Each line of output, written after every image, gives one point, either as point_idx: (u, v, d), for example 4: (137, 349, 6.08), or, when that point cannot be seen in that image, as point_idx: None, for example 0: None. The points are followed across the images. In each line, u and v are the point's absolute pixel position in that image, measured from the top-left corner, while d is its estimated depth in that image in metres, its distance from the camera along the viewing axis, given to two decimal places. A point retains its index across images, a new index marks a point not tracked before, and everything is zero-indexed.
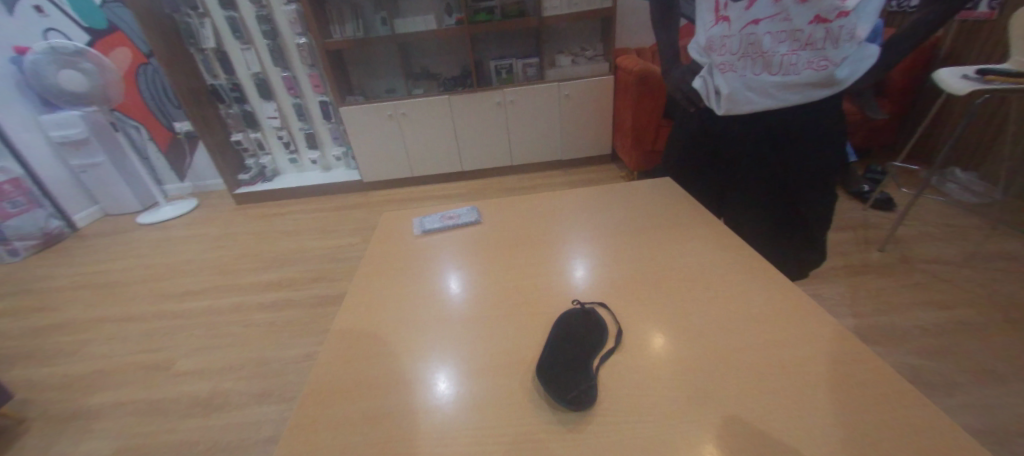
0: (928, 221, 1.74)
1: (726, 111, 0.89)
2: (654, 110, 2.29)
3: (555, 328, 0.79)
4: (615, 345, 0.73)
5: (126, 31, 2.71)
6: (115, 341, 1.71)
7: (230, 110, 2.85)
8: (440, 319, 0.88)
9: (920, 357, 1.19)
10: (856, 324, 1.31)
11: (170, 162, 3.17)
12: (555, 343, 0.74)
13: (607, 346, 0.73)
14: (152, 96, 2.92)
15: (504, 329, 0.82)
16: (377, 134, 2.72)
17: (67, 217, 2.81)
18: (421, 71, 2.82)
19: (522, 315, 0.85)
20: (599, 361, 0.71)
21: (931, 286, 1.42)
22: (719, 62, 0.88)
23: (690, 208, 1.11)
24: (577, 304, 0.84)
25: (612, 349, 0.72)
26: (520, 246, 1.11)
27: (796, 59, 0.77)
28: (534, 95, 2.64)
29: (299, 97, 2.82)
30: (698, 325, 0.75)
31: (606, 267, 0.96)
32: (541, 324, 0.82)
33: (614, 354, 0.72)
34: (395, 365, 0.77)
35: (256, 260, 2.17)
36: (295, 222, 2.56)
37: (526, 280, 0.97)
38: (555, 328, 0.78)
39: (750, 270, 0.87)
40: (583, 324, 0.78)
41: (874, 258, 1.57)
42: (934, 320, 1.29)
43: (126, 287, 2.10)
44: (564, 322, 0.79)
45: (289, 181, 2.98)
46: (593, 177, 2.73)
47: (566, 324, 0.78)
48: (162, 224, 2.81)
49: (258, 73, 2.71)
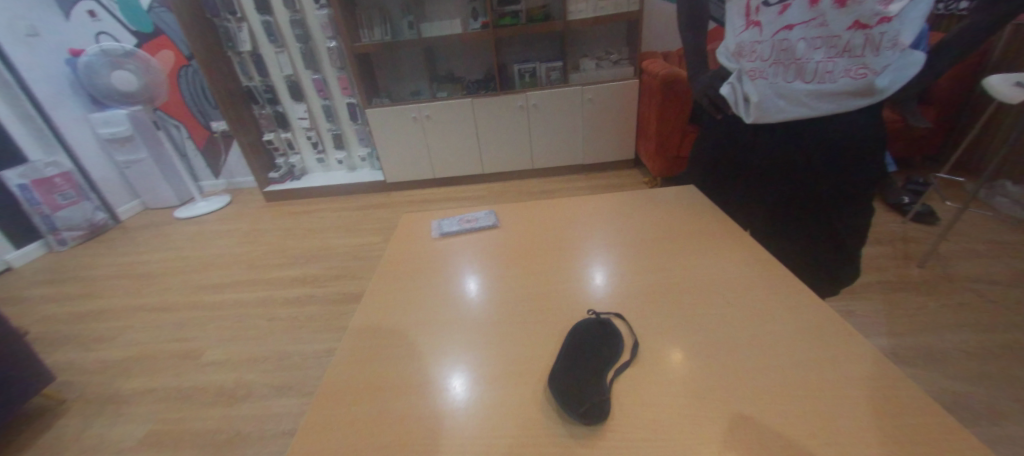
0: (974, 237, 1.63)
1: (754, 119, 0.87)
2: (680, 116, 2.24)
3: (569, 337, 0.77)
4: (630, 358, 0.71)
5: (169, 34, 2.87)
6: (150, 329, 1.80)
7: (263, 111, 2.97)
8: (456, 321, 0.88)
9: (962, 383, 1.11)
10: (891, 344, 1.24)
11: (206, 159, 3.32)
12: (568, 354, 0.73)
13: (623, 359, 0.71)
14: (192, 96, 3.07)
15: (518, 335, 0.81)
16: (401, 136, 2.77)
17: (112, 209, 2.98)
18: (446, 74, 2.85)
19: (536, 322, 0.84)
20: (614, 374, 0.69)
21: (977, 307, 1.33)
22: (749, 68, 0.86)
23: (715, 219, 1.08)
24: (592, 313, 0.83)
25: (627, 362, 0.71)
26: (536, 252, 1.10)
27: (832, 66, 0.74)
28: (557, 99, 2.63)
29: (328, 98, 2.91)
30: (721, 340, 0.72)
31: (624, 276, 0.94)
32: (556, 331, 0.81)
33: (630, 367, 0.70)
34: (406, 369, 0.77)
35: (282, 256, 2.24)
36: (320, 220, 2.63)
37: (541, 286, 0.95)
38: (568, 338, 0.77)
39: (776, 284, 0.84)
40: (597, 336, 0.76)
41: (913, 274, 1.49)
42: (979, 343, 1.21)
43: (162, 278, 2.21)
44: (578, 331, 0.78)
45: (315, 180, 3.07)
46: (615, 182, 2.69)
47: (580, 334, 0.77)
48: (196, 218, 2.94)
49: (291, 75, 2.81)
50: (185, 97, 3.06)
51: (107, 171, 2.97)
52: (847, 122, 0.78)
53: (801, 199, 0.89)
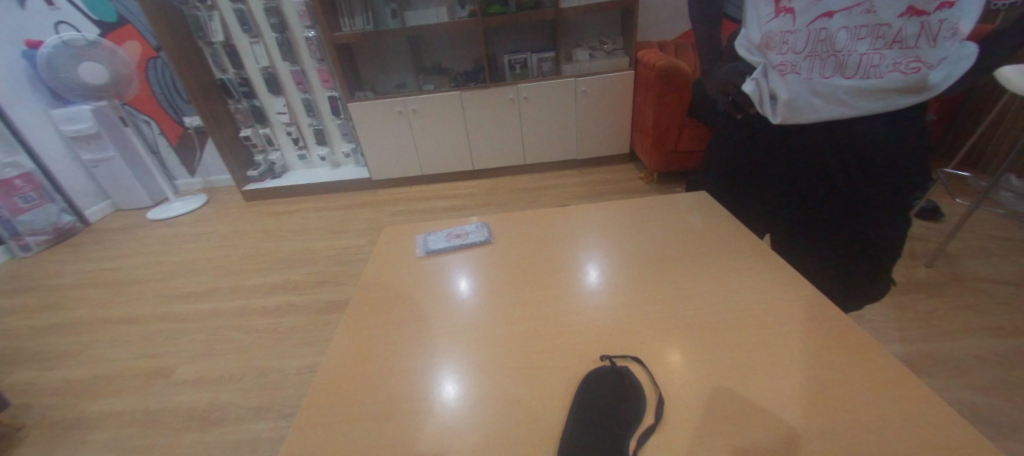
0: (979, 234, 1.59)
1: (782, 119, 0.79)
2: (678, 108, 2.16)
3: (580, 390, 0.66)
4: (653, 423, 0.60)
5: (135, 24, 2.67)
6: (118, 344, 1.68)
7: (239, 106, 2.80)
8: (446, 366, 0.74)
9: (980, 392, 1.06)
10: (903, 351, 1.18)
11: (180, 156, 3.13)
12: (580, 418, 0.61)
13: (647, 424, 0.60)
14: (162, 90, 2.88)
15: (519, 386, 0.68)
16: (386, 130, 2.64)
17: (79, 212, 2.80)
18: (432, 66, 2.71)
19: (538, 371, 0.70)
20: (636, 440, 0.58)
21: (991, 309, 1.28)
22: (777, 62, 0.77)
23: (730, 227, 1.00)
24: (607, 361, 0.70)
25: (650, 427, 0.59)
26: (535, 276, 0.95)
27: (879, 59, 0.66)
28: (550, 92, 2.52)
29: (308, 91, 2.74)
30: (752, 374, 0.65)
31: (636, 304, 0.82)
32: (564, 379, 0.69)
33: (661, 422, 0.60)
34: (379, 442, 0.62)
35: (262, 261, 2.12)
36: (301, 221, 2.50)
37: (541, 321, 0.81)
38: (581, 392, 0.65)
39: (797, 304, 0.77)
40: (613, 392, 0.65)
41: (921, 274, 1.44)
42: (996, 349, 1.16)
43: (133, 285, 2.07)
44: (593, 382, 0.67)
45: (297, 178, 2.93)
46: (609, 178, 2.60)
47: (596, 384, 0.66)
48: (169, 220, 2.78)
49: (267, 67, 2.64)
50: (155, 91, 2.87)
51: (73, 171, 2.79)
52: (887, 124, 0.72)
53: (833, 211, 0.83)
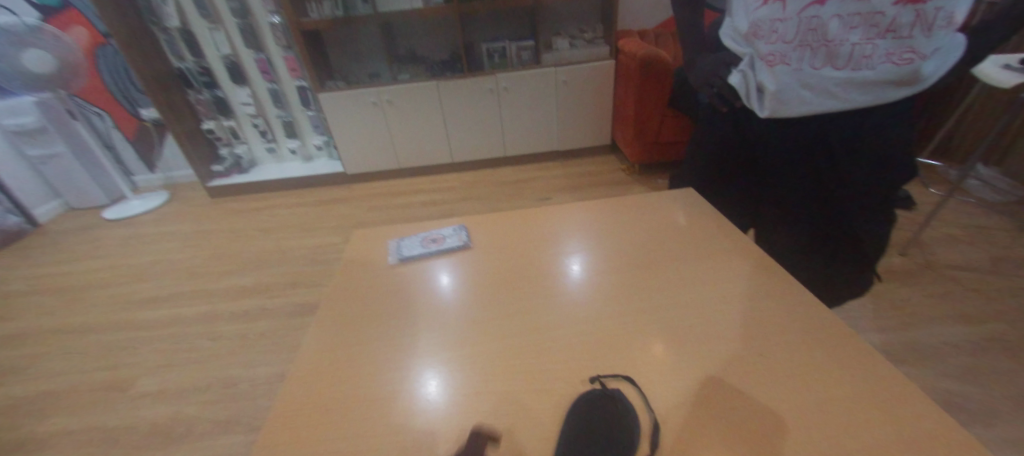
0: (950, 222, 1.63)
1: (770, 113, 0.77)
2: (660, 98, 2.14)
3: (569, 419, 0.58)
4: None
5: (78, 6, 2.41)
6: (70, 357, 1.56)
7: (200, 96, 2.62)
8: (426, 375, 0.68)
9: (955, 379, 1.08)
10: (881, 340, 1.20)
11: (138, 151, 2.93)
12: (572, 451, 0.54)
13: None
14: (114, 79, 2.65)
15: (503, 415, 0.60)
16: (361, 123, 2.53)
17: (27, 212, 2.61)
18: (407, 54, 2.61)
19: (524, 397, 0.62)
20: None
21: (962, 297, 1.31)
22: (766, 52, 0.75)
23: (715, 222, 0.96)
24: (598, 383, 0.63)
25: None
26: (518, 284, 0.87)
27: (871, 50, 0.64)
28: (530, 81, 2.46)
29: (274, 81, 2.59)
30: (742, 373, 0.62)
31: (625, 311, 0.76)
32: (552, 406, 0.61)
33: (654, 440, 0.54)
34: None
35: (229, 262, 2.01)
36: (272, 218, 2.39)
37: (527, 336, 0.73)
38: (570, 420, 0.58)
39: (784, 299, 0.75)
40: (604, 417, 0.57)
41: (896, 262, 1.47)
42: (967, 336, 1.18)
43: (87, 291, 1.94)
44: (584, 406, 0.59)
45: (266, 173, 2.78)
46: (591, 170, 2.57)
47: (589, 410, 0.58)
48: (128, 219, 2.61)
49: (229, 55, 2.48)
50: (106, 81, 2.64)
51: (18, 169, 2.58)
52: (876, 116, 0.70)
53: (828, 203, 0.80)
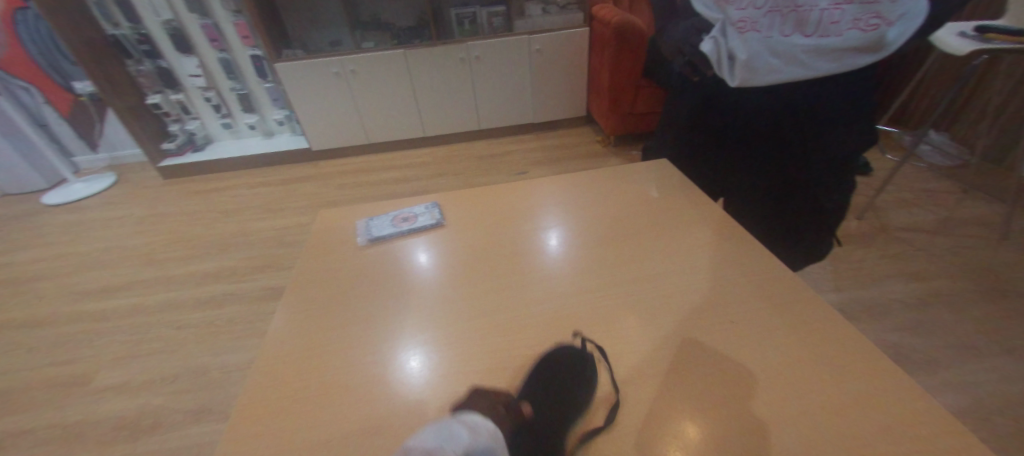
0: (902, 186, 1.73)
1: (741, 82, 0.74)
2: (634, 67, 2.11)
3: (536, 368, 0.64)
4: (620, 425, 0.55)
5: None
6: (20, 353, 1.46)
7: (141, 67, 2.40)
8: (407, 353, 0.68)
9: (902, 333, 1.17)
10: (838, 300, 1.28)
11: (76, 129, 2.69)
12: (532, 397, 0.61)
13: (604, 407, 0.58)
14: (39, 49, 2.37)
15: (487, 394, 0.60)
16: (324, 94, 2.39)
17: None
18: (371, 20, 2.44)
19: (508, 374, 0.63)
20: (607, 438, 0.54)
21: (910, 256, 1.40)
22: (736, 18, 0.73)
23: (686, 193, 0.97)
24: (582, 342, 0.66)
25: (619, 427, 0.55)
26: (494, 261, 0.85)
27: (839, 15, 0.65)
28: (502, 50, 2.37)
29: (225, 50, 2.39)
30: (712, 338, 0.64)
31: (600, 284, 0.77)
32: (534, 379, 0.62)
33: (620, 408, 0.57)
34: None
35: (190, 246, 1.90)
36: (235, 199, 2.27)
37: (507, 313, 0.73)
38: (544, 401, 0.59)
39: (754, 266, 0.76)
40: (568, 371, 0.63)
41: (853, 226, 1.55)
42: (912, 292, 1.28)
43: (31, 284, 1.80)
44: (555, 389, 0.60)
45: (224, 150, 2.62)
46: (566, 142, 2.56)
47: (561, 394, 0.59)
48: (71, 204, 2.41)
49: (171, 21, 2.26)
50: (29, 51, 2.36)
51: None
52: (838, 84, 0.71)
53: (792, 168, 0.82)
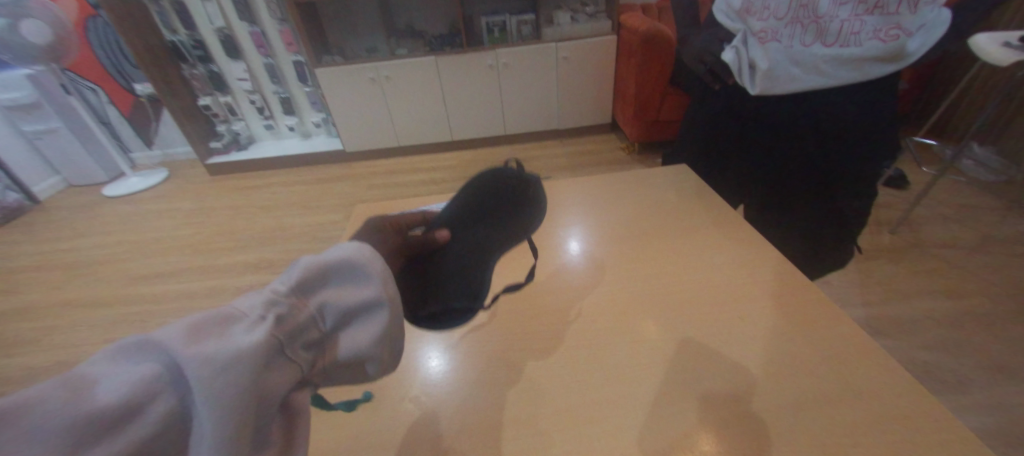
0: (940, 201, 1.66)
1: (761, 91, 0.77)
2: (660, 76, 2.12)
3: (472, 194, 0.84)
4: (627, 418, 0.58)
5: None
6: (81, 329, 1.61)
7: (195, 71, 2.58)
8: (428, 349, 0.72)
9: (934, 351, 1.13)
10: (865, 314, 1.25)
11: (135, 128, 2.92)
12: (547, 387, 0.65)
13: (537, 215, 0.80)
14: (107, 53, 2.60)
15: (502, 384, 0.65)
16: (358, 99, 2.50)
17: (27, 189, 2.61)
18: (405, 28, 2.55)
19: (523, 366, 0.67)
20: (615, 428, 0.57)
21: (946, 274, 1.35)
22: (757, 28, 0.75)
23: (706, 200, 0.99)
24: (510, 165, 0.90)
25: (626, 420, 0.58)
26: (514, 259, 0.90)
27: (859, 26, 0.67)
28: (530, 57, 2.42)
29: (270, 55, 2.56)
30: (725, 343, 0.67)
31: (614, 285, 0.80)
32: (548, 373, 0.66)
33: (628, 402, 0.60)
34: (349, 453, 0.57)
35: (231, 239, 2.03)
36: (272, 196, 2.41)
37: (524, 311, 0.78)
38: (555, 391, 0.63)
39: (768, 276, 0.78)
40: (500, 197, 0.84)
41: (885, 240, 1.50)
42: (946, 310, 1.23)
43: (91, 267, 1.97)
44: (565, 379, 0.65)
45: (265, 150, 2.78)
46: (589, 148, 2.58)
47: (572, 385, 0.64)
48: (128, 196, 2.62)
49: (222, 28, 2.43)
50: (98, 55, 2.60)
51: (14, 144, 2.58)
52: (854, 95, 0.73)
53: (810, 180, 0.83)
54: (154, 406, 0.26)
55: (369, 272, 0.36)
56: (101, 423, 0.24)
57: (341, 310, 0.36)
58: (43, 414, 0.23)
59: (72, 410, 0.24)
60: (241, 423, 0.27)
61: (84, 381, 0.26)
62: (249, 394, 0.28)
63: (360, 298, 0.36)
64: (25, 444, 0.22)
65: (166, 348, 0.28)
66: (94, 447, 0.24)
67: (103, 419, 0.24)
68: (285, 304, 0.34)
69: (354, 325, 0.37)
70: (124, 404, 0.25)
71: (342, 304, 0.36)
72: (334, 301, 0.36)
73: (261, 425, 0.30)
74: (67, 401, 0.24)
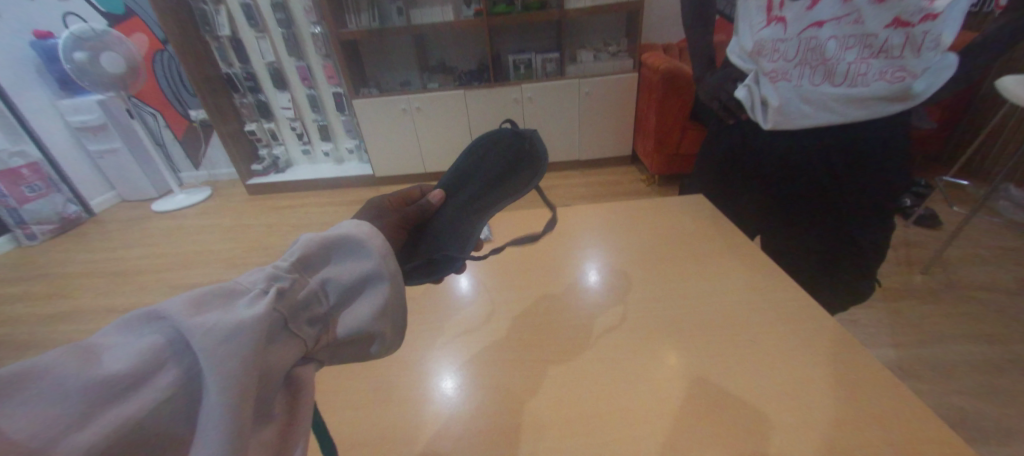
0: (976, 242, 1.61)
1: (773, 125, 0.83)
2: (681, 111, 2.18)
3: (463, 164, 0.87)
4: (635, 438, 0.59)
5: (142, 16, 2.66)
6: None
7: (245, 100, 2.82)
8: (444, 369, 0.74)
9: (973, 398, 1.07)
10: (896, 356, 1.20)
11: (185, 150, 3.16)
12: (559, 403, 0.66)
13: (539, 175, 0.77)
14: (169, 83, 2.88)
15: (515, 397, 0.67)
16: (391, 127, 2.65)
17: (85, 202, 2.83)
18: (437, 64, 2.73)
19: (535, 382, 0.70)
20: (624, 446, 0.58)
21: (985, 318, 1.29)
22: (768, 69, 0.81)
23: (723, 230, 1.00)
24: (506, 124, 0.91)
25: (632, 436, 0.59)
26: (532, 280, 0.94)
27: (866, 68, 0.71)
28: (554, 92, 2.54)
29: (313, 87, 2.77)
30: (739, 370, 0.67)
31: (625, 309, 0.83)
32: (560, 391, 0.68)
33: (636, 423, 0.61)
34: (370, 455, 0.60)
35: (264, 254, 2.14)
36: (305, 216, 2.53)
37: (539, 329, 0.80)
38: (566, 406, 0.65)
39: (786, 307, 0.78)
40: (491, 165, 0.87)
41: (917, 280, 1.45)
42: (986, 356, 1.17)
43: (136, 276, 2.10)
44: (575, 395, 0.67)
45: (300, 173, 2.96)
46: (610, 179, 2.62)
47: (581, 403, 0.65)
48: (174, 212, 2.81)
49: (273, 62, 2.65)
50: (161, 84, 2.87)
51: (80, 162, 2.84)
52: (865, 131, 0.75)
53: (825, 212, 0.84)
54: (163, 374, 0.28)
55: (368, 249, 0.42)
56: (111, 390, 0.26)
57: (340, 287, 0.41)
58: (52, 382, 0.25)
59: (83, 375, 0.26)
60: (246, 390, 0.30)
61: (94, 351, 0.28)
62: (254, 360, 0.31)
63: (358, 273, 0.42)
64: (29, 412, 0.24)
65: (172, 322, 0.30)
66: (104, 411, 0.26)
67: (113, 387, 0.26)
68: (287, 279, 0.39)
69: (353, 302, 0.42)
70: (137, 371, 0.27)
71: (342, 279, 0.41)
72: (333, 277, 0.41)
73: (266, 393, 0.33)
74: (75, 371, 0.26)
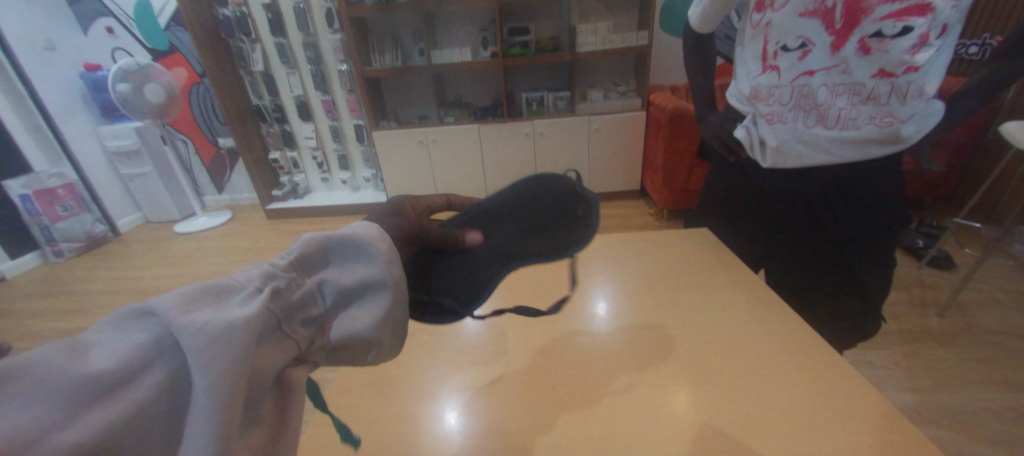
0: (992, 286, 1.58)
1: (771, 164, 0.87)
2: (688, 149, 2.24)
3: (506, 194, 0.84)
4: None
5: (184, 52, 2.88)
6: None
7: (271, 129, 2.97)
8: (450, 394, 0.76)
9: (998, 447, 1.03)
10: (915, 399, 1.16)
11: (211, 175, 3.31)
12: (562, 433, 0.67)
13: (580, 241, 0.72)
14: (201, 112, 3.06)
15: (519, 425, 0.68)
16: (408, 158, 2.76)
17: (113, 222, 2.94)
18: (454, 100, 2.87)
19: (537, 411, 0.71)
20: None
21: (1006, 363, 1.25)
22: (765, 112, 0.86)
23: (729, 265, 1.02)
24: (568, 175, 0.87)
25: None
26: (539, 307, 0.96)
27: (856, 113, 0.75)
28: (565, 128, 2.63)
29: (336, 119, 2.92)
30: (744, 406, 0.67)
31: (629, 339, 0.84)
32: (563, 421, 0.68)
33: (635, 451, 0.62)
34: None
35: None
36: None
37: (543, 359, 0.82)
38: (567, 434, 0.66)
39: (792, 343, 0.78)
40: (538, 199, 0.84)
41: (933, 322, 1.43)
42: (1009, 404, 1.13)
43: None
44: (575, 425, 0.68)
45: (318, 199, 3.06)
46: (618, 213, 2.66)
47: (581, 432, 0.66)
48: (195, 234, 2.91)
49: (300, 96, 2.83)
50: (194, 114, 3.06)
51: (111, 184, 2.98)
52: (858, 172, 0.79)
53: (828, 250, 0.86)
54: (150, 374, 0.25)
55: (372, 252, 0.40)
56: (94, 388, 0.22)
57: (339, 289, 0.39)
58: (35, 378, 0.21)
59: (69, 370, 0.22)
60: (235, 398, 0.26)
61: (76, 346, 0.24)
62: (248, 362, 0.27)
63: (359, 277, 0.40)
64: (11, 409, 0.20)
65: (162, 315, 0.26)
66: (89, 410, 0.22)
67: (98, 385, 0.22)
68: (284, 278, 0.36)
69: (351, 306, 0.40)
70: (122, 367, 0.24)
71: (339, 283, 0.39)
72: (332, 280, 0.39)
73: (255, 398, 0.31)
74: (60, 365, 0.22)
